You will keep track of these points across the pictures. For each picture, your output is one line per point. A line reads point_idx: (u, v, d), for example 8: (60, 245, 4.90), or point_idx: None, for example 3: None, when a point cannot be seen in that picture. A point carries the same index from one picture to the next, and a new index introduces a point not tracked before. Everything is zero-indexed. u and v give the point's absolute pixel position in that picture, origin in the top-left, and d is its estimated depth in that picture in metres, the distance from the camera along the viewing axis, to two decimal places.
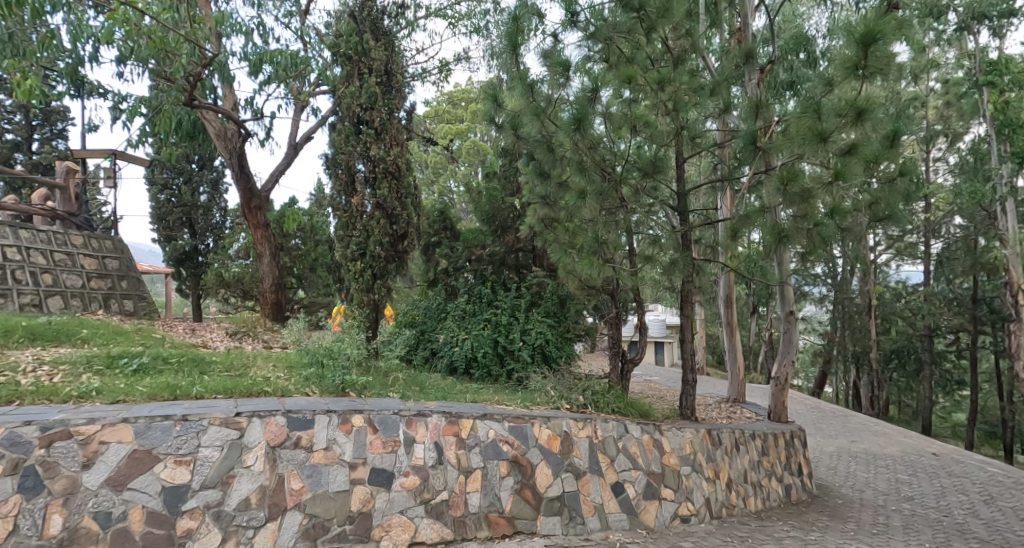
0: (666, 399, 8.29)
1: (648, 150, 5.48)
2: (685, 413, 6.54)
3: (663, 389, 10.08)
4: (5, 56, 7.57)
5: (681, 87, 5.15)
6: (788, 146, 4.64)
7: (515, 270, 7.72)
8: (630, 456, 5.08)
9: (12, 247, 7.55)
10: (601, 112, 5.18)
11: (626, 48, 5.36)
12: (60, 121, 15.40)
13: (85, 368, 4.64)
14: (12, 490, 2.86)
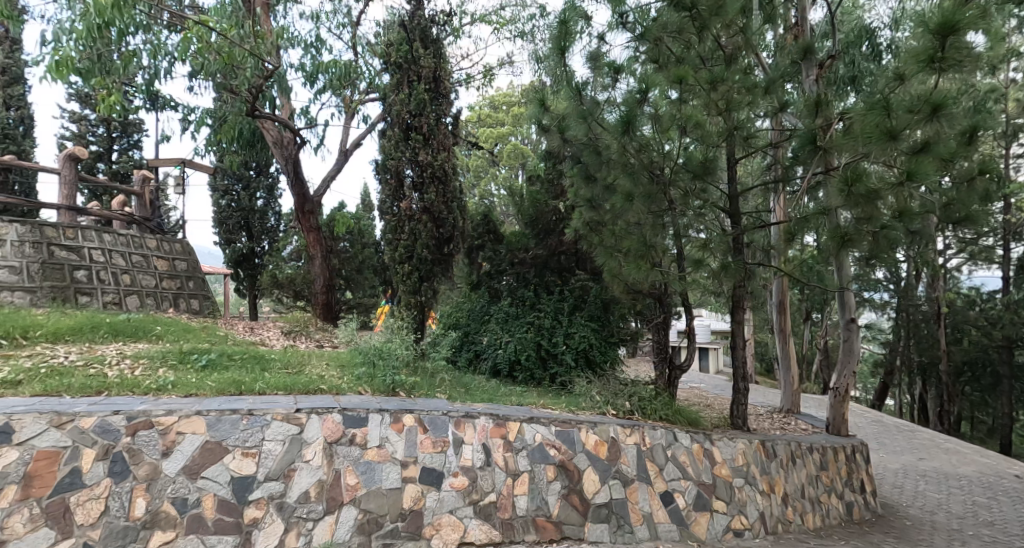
0: (714, 407, 8.09)
1: (698, 152, 5.38)
2: (736, 422, 6.37)
3: (711, 397, 9.82)
4: (93, 74, 8.23)
5: (734, 85, 5.06)
6: (852, 146, 4.48)
7: (558, 273, 7.68)
8: (680, 465, 5.00)
9: (98, 250, 8.10)
10: (648, 114, 5.05)
11: (676, 48, 5.26)
12: (136, 133, 16.43)
13: (160, 363, 4.97)
14: (104, 474, 3.11)
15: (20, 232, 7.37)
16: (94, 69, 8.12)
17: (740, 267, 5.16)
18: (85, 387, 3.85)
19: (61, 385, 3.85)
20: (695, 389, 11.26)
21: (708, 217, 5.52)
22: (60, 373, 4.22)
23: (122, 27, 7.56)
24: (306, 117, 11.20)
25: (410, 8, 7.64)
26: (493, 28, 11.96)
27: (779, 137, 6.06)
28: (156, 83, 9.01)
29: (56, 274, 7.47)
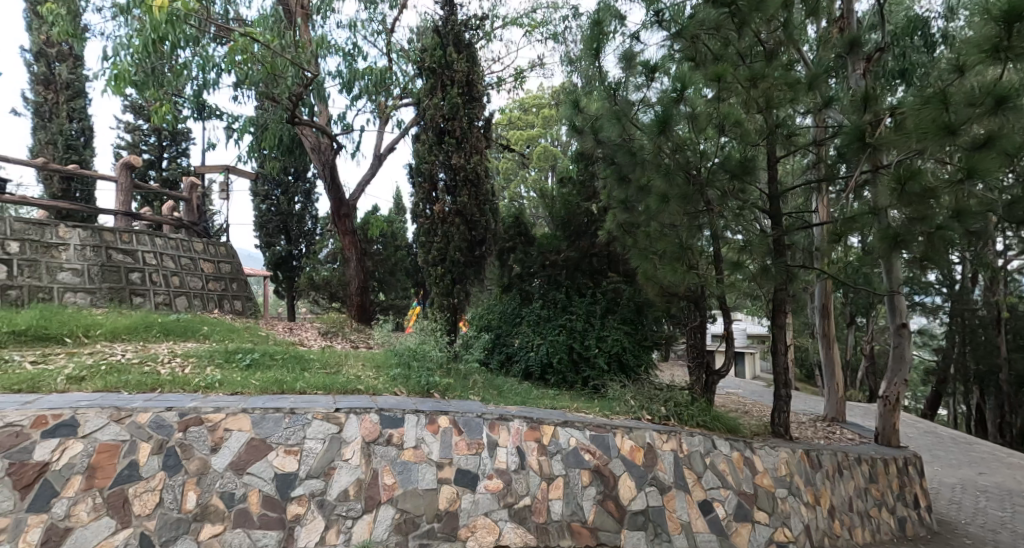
0: (753, 414, 7.90)
1: (736, 150, 5.22)
2: (778, 430, 6.19)
3: (750, 403, 9.59)
4: (150, 86, 8.62)
5: (776, 82, 4.81)
6: (904, 143, 4.27)
7: (590, 276, 7.48)
8: (719, 473, 4.89)
9: (150, 253, 8.46)
10: (687, 113, 4.84)
11: (714, 45, 5.16)
12: (184, 141, 17.06)
13: (207, 362, 5.14)
14: (158, 467, 3.26)
15: (82, 237, 7.72)
16: (149, 82, 8.52)
17: (784, 270, 5.01)
18: (140, 384, 4.02)
19: (119, 382, 4.04)
20: (733, 395, 10.99)
21: (746, 217, 5.31)
22: (118, 370, 4.42)
23: (175, 42, 7.91)
24: (342, 123, 11.46)
25: (443, 13, 7.75)
26: (524, 31, 11.97)
27: (823, 135, 5.87)
28: (203, 93, 9.36)
29: (112, 276, 7.82)
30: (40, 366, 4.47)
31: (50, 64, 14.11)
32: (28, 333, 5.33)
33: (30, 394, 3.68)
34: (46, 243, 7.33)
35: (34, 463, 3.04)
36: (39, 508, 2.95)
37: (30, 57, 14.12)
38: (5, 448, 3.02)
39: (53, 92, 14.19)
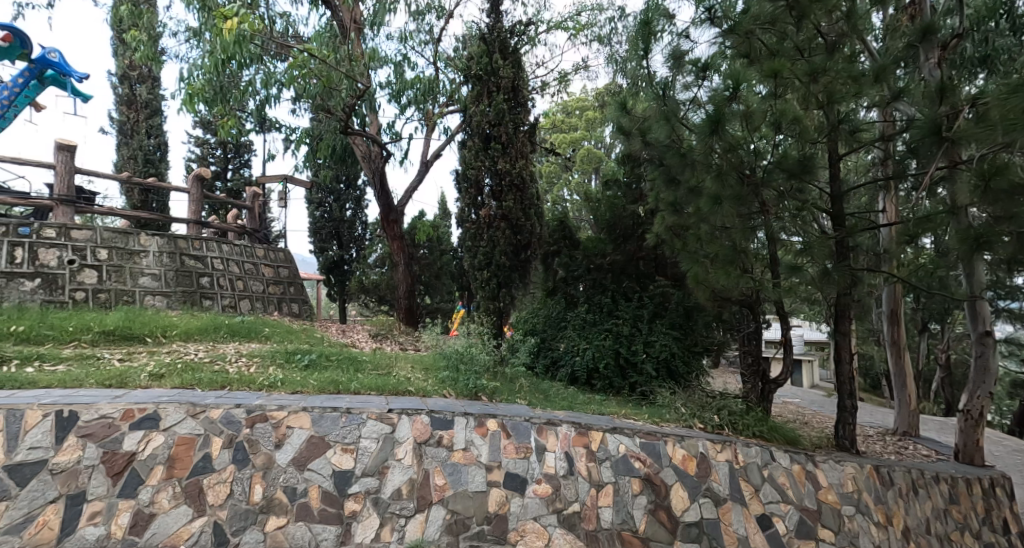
0: (813, 425, 7.57)
1: (793, 149, 4.78)
2: (843, 444, 5.92)
3: (811, 414, 9.20)
4: (218, 102, 9.09)
5: (838, 75, 4.48)
6: (989, 136, 4.01)
7: (636, 280, 7.22)
8: (779, 487, 4.72)
9: (218, 259, 8.95)
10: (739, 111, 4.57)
11: (771, 41, 4.90)
12: (247, 153, 17.96)
13: (270, 361, 5.41)
14: (229, 460, 3.48)
15: (160, 245, 8.23)
16: (217, 99, 9.02)
17: (849, 272, 4.77)
18: (211, 382, 4.27)
19: (194, 379, 4.31)
20: (791, 405, 10.51)
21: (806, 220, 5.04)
22: (193, 368, 4.71)
23: (241, 60, 8.35)
24: (391, 132, 11.76)
25: (490, 21, 7.89)
26: (569, 34, 11.96)
27: (890, 131, 5.55)
28: (265, 107, 9.82)
29: (185, 280, 8.33)
30: (126, 363, 4.84)
31: (132, 85, 15.24)
32: (115, 333, 5.79)
33: (118, 389, 4.01)
34: (130, 250, 7.88)
35: (124, 453, 3.34)
36: (127, 494, 3.24)
37: (115, 80, 15.34)
38: (100, 438, 3.36)
39: (135, 111, 15.31)
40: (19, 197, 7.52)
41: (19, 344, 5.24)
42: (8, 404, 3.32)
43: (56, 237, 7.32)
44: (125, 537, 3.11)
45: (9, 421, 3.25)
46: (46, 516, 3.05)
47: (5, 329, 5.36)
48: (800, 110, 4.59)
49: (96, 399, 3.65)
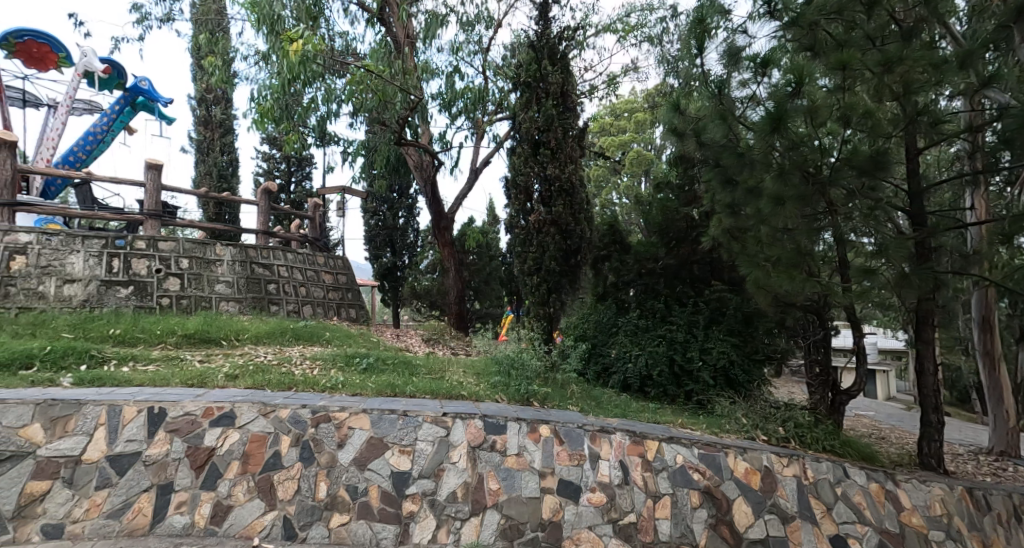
0: (891, 441, 7.12)
1: (864, 145, 4.50)
2: (929, 462, 5.52)
3: (888, 429, 8.65)
4: (284, 120, 9.53)
5: (917, 64, 4.11)
6: None
7: (691, 284, 7.02)
8: (854, 506, 4.46)
9: (283, 267, 9.41)
10: (805, 105, 4.32)
11: (838, 32, 4.58)
12: (308, 166, 18.75)
13: (331, 364, 5.65)
14: (296, 459, 3.79)
15: (233, 254, 8.70)
16: (284, 117, 9.48)
17: (931, 275, 4.44)
18: (280, 382, 4.52)
19: (263, 380, 4.58)
20: (865, 419, 9.86)
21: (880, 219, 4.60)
22: (263, 369, 4.98)
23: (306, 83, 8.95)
24: (442, 141, 12.02)
25: (538, 28, 8.00)
26: (619, 36, 11.85)
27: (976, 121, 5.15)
28: (326, 122, 10.29)
29: (255, 287, 8.79)
30: (205, 364, 5.18)
31: (208, 107, 16.30)
32: (196, 335, 6.22)
33: (199, 388, 4.32)
34: (207, 259, 8.37)
35: (205, 447, 3.77)
36: (209, 486, 3.67)
37: (194, 103, 16.47)
38: (185, 433, 3.80)
39: (209, 130, 16.34)
40: (115, 213, 8.18)
41: (117, 345, 5.78)
42: (110, 400, 3.85)
43: (146, 248, 7.88)
44: (207, 526, 3.54)
45: (110, 415, 3.78)
46: (141, 503, 3.56)
47: (106, 332, 5.95)
48: (872, 103, 4.36)
49: (182, 395, 4.09)
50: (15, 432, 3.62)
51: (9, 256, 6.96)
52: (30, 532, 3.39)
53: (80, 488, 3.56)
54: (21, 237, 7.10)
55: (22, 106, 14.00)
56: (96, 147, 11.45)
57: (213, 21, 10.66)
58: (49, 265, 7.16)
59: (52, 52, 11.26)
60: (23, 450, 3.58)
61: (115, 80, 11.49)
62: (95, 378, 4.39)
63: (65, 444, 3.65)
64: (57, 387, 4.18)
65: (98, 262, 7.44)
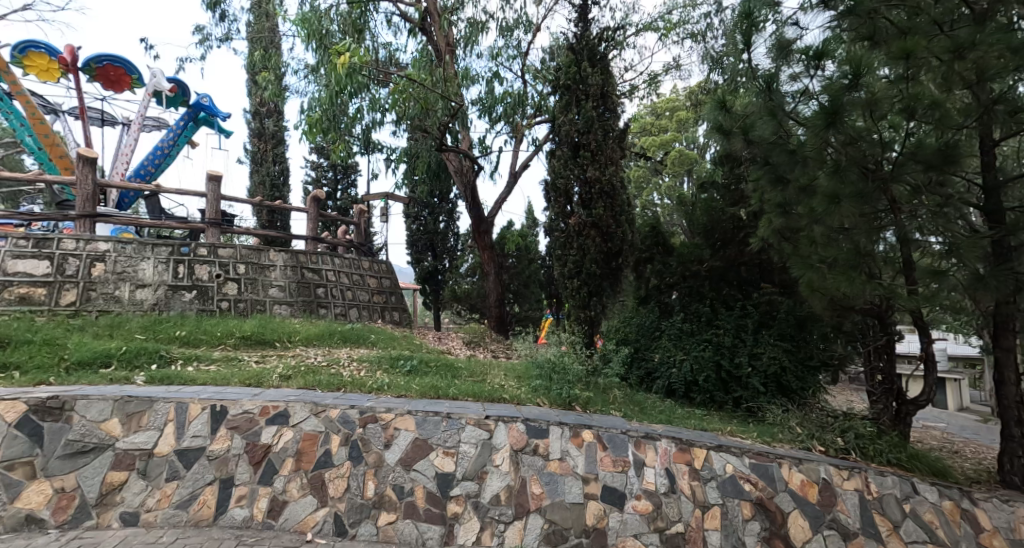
0: (963, 455, 6.66)
1: (931, 137, 4.20)
2: (1013, 482, 5.07)
3: (959, 442, 8.10)
4: (332, 131, 9.78)
5: (993, 48, 3.70)
6: None
7: (738, 287, 6.78)
8: (924, 524, 4.17)
9: (331, 271, 9.68)
10: (864, 98, 4.09)
11: (901, 19, 4.25)
12: (354, 173, 19.24)
13: (377, 366, 5.77)
14: (346, 457, 3.91)
15: (284, 259, 9.01)
16: (331, 128, 9.75)
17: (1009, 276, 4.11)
18: (329, 383, 4.65)
19: (314, 380, 4.72)
20: (932, 431, 9.22)
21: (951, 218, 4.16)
22: (313, 370, 5.13)
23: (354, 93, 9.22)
24: (482, 146, 12.11)
25: (578, 31, 7.97)
26: (660, 34, 11.66)
27: None
28: (371, 131, 10.54)
29: (305, 291, 9.08)
30: (261, 365, 5.38)
31: (262, 119, 17.01)
32: (252, 337, 6.45)
33: (255, 387, 4.48)
34: (261, 264, 8.70)
35: (262, 444, 3.95)
36: (265, 481, 3.86)
37: (249, 116, 17.22)
38: (244, 430, 3.99)
39: (263, 142, 17.02)
40: (180, 222, 8.66)
41: (183, 346, 6.07)
42: (177, 397, 4.06)
43: (208, 255, 8.24)
44: (264, 520, 3.74)
45: (178, 412, 4.00)
46: (205, 496, 3.80)
47: (172, 333, 6.26)
48: (941, 94, 3.99)
49: (241, 393, 4.28)
50: (97, 425, 3.90)
51: (89, 263, 7.40)
52: (110, 518, 3.69)
53: (153, 479, 3.82)
54: (100, 245, 7.52)
55: (101, 125, 14.96)
56: (164, 160, 12.14)
57: (265, 37, 11.12)
58: (123, 271, 7.57)
59: (127, 74, 12.00)
60: (103, 442, 3.86)
61: (181, 97, 12.14)
62: (164, 377, 4.62)
63: (139, 438, 3.91)
64: (132, 384, 4.43)
65: (165, 268, 7.86)
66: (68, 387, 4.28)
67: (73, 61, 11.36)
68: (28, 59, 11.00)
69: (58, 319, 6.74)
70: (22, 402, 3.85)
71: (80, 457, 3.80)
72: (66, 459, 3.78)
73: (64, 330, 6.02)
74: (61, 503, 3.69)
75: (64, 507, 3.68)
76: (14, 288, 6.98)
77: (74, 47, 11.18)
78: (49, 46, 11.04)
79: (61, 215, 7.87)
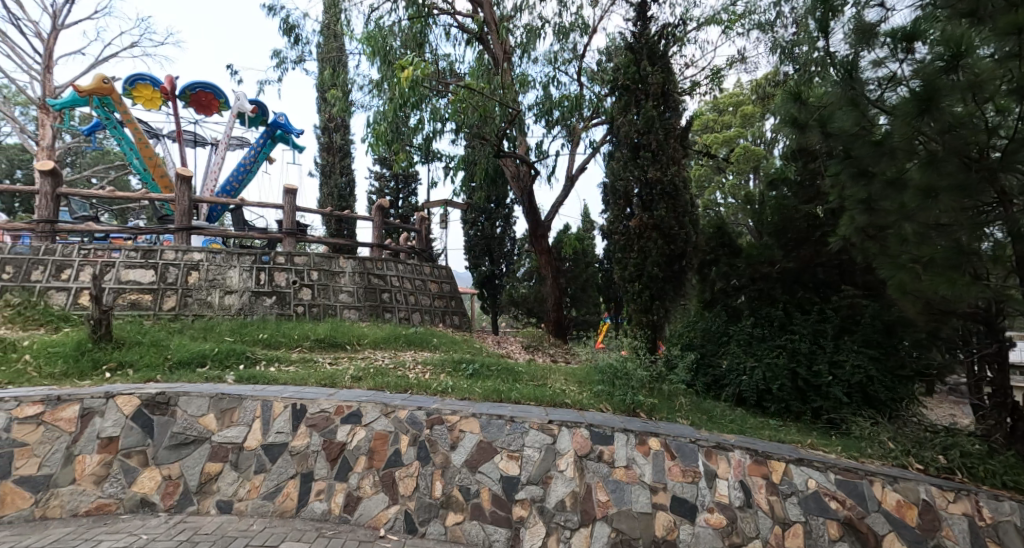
0: None
1: None
2: None
3: None
4: (395, 142, 10.05)
5: None
6: None
7: (814, 290, 6.23)
8: None
9: (395, 276, 9.92)
10: (961, 81, 3.71)
11: None
12: (413, 182, 19.70)
13: (440, 369, 5.82)
14: (414, 457, 3.97)
15: (353, 266, 9.30)
16: (394, 140, 10.00)
17: None
18: (396, 385, 4.72)
19: (383, 382, 4.80)
20: None
21: None
22: (381, 372, 5.24)
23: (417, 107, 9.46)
24: (539, 151, 12.06)
25: (636, 30, 7.78)
26: (723, 27, 11.20)
27: None
28: (431, 141, 10.71)
29: (372, 296, 9.34)
30: (333, 366, 5.57)
31: (330, 133, 17.76)
32: (325, 340, 6.70)
33: (330, 387, 4.63)
34: (332, 271, 9.02)
35: (337, 442, 4.07)
36: (342, 477, 3.99)
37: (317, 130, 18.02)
38: (321, 428, 4.11)
39: (331, 155, 17.73)
40: (260, 233, 9.14)
41: (266, 348, 6.37)
42: (264, 396, 4.25)
43: (286, 263, 8.64)
44: (341, 514, 3.88)
45: (264, 409, 4.19)
46: (289, 488, 3.98)
47: (257, 336, 6.59)
48: None
49: (317, 393, 4.42)
50: (196, 419, 4.18)
51: (187, 272, 7.95)
52: (209, 505, 3.95)
53: (243, 471, 4.04)
54: (195, 255, 8.05)
55: (193, 146, 16.09)
56: (247, 176, 12.84)
57: (332, 54, 11.61)
58: (215, 278, 8.07)
59: (216, 99, 12.83)
60: (202, 435, 4.14)
61: (261, 118, 12.86)
62: (251, 377, 4.85)
63: (231, 432, 4.14)
64: (223, 383, 4.69)
65: (250, 276, 8.29)
66: (172, 384, 4.59)
67: (172, 89, 12.31)
68: (137, 92, 12.03)
69: (161, 322, 7.30)
70: (136, 397, 4.19)
71: (183, 448, 4.09)
72: (172, 450, 4.08)
73: (167, 332, 6.51)
74: (169, 489, 4.00)
75: (171, 492, 3.99)
76: (127, 295, 7.63)
77: (174, 78, 12.12)
78: (153, 78, 12.00)
79: (163, 229, 8.48)
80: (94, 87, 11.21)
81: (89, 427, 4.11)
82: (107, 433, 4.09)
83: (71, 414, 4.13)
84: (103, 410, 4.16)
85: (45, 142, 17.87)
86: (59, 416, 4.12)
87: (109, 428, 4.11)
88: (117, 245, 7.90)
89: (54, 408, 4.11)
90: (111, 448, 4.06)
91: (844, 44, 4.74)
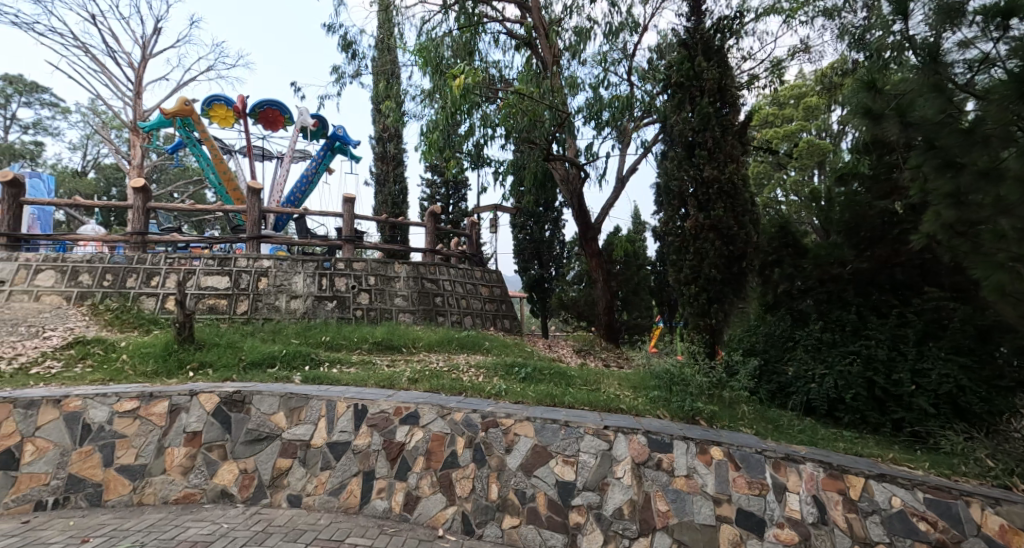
0: None
1: None
2: None
3: None
4: (446, 149, 10.17)
5: None
6: None
7: (891, 291, 5.76)
8: None
9: (447, 281, 10.04)
10: None
11: None
12: (463, 188, 19.91)
13: (493, 373, 5.81)
14: (470, 459, 3.96)
15: (407, 271, 9.47)
16: (446, 147, 10.11)
17: None
18: (450, 387, 4.74)
19: (439, 384, 4.85)
20: None
21: None
22: (437, 375, 5.27)
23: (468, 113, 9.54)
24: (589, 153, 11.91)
25: (690, 25, 7.56)
26: (784, 17, 10.72)
27: None
28: (481, 146, 10.76)
29: (425, 299, 9.47)
30: (390, 368, 5.67)
31: (383, 142, 18.23)
32: (382, 343, 6.85)
33: (388, 389, 4.71)
34: (387, 276, 9.21)
35: (397, 442, 4.11)
36: (401, 477, 4.02)
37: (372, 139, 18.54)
38: (382, 428, 4.17)
39: (385, 164, 18.19)
40: (323, 241, 9.46)
41: (327, 350, 6.58)
42: (329, 395, 4.35)
43: (345, 268, 8.91)
44: (401, 512, 3.92)
45: (328, 408, 4.28)
46: (352, 485, 4.05)
47: (320, 338, 6.81)
48: None
49: (377, 393, 4.50)
50: (268, 417, 4.32)
51: (256, 278, 8.32)
52: (281, 498, 4.08)
53: (311, 468, 4.15)
54: (264, 262, 8.44)
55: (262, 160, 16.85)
56: (309, 187, 13.36)
57: (385, 64, 11.90)
58: (281, 283, 8.41)
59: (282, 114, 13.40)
60: (273, 432, 4.28)
61: (322, 131, 13.34)
62: (316, 377, 5.00)
63: (299, 430, 4.26)
64: (291, 383, 4.85)
65: (313, 281, 8.59)
66: (244, 383, 4.77)
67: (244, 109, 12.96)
68: (212, 111, 12.73)
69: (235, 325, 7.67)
70: (216, 395, 4.37)
71: (257, 444, 4.25)
72: (247, 445, 4.25)
73: (240, 335, 6.82)
74: (246, 481, 4.17)
75: (248, 485, 4.16)
76: (206, 300, 8.04)
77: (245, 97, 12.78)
78: (227, 98, 12.68)
79: (236, 238, 8.85)
80: (178, 109, 11.99)
81: (177, 422, 4.32)
82: (192, 428, 4.30)
83: (162, 410, 4.34)
84: (188, 406, 4.36)
85: (134, 161, 19.32)
86: (152, 410, 4.34)
87: (194, 423, 4.32)
88: (198, 254, 8.33)
89: (148, 403, 4.34)
90: (196, 442, 4.27)
91: (924, 26, 4.27)
